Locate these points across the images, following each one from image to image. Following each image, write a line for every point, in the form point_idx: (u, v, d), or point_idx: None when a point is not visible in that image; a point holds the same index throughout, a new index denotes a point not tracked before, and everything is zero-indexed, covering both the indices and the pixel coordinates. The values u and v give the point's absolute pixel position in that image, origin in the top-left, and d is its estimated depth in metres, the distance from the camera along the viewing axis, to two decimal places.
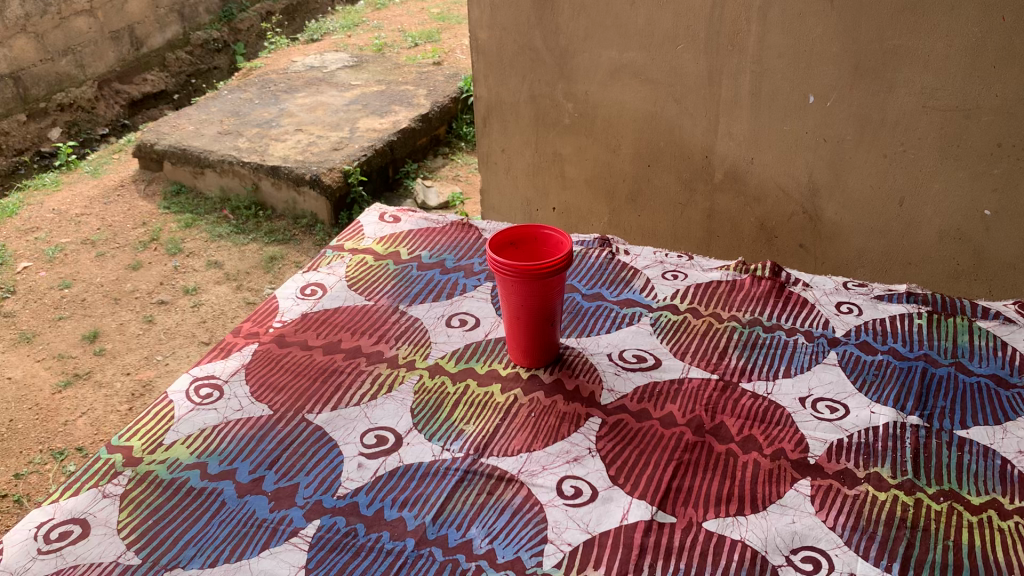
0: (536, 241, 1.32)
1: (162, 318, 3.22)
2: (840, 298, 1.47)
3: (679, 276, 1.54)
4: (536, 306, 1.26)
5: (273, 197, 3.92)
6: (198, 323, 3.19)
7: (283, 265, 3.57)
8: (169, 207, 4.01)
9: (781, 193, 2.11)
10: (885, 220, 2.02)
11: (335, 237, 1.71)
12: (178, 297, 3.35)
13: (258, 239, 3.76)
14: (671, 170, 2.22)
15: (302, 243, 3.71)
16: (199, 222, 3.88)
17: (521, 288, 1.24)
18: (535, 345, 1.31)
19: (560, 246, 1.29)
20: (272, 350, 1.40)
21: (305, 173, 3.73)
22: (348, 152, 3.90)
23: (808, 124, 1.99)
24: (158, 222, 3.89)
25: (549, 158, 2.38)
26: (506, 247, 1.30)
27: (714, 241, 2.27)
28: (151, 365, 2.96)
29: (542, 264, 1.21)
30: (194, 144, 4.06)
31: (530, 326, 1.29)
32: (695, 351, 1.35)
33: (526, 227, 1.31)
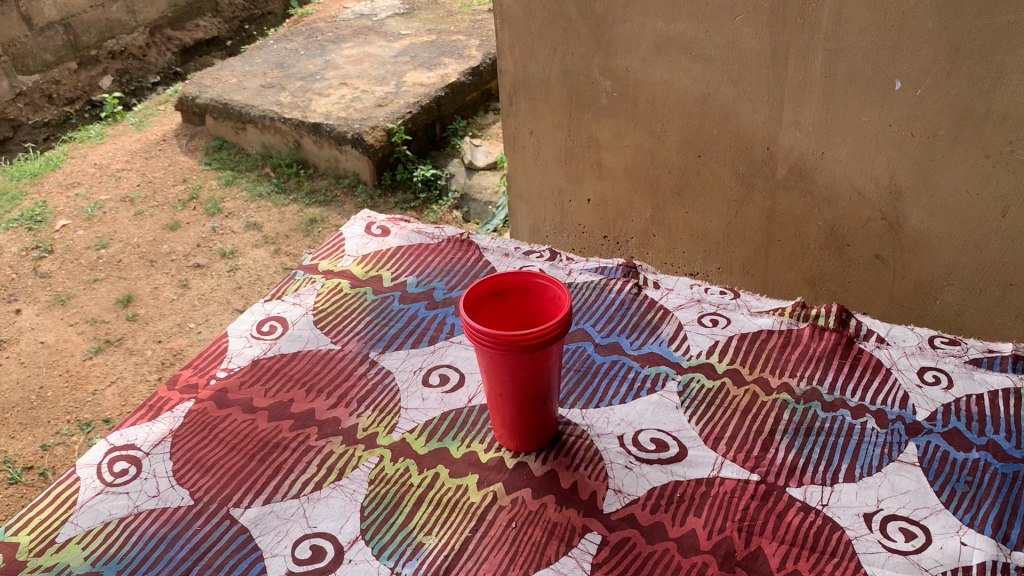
0: (528, 292, 1.02)
1: (198, 283, 3.01)
2: (924, 362, 1.15)
3: (720, 322, 1.24)
4: (524, 382, 0.98)
5: (315, 155, 3.65)
6: (233, 289, 2.98)
7: (323, 228, 3.31)
8: (210, 163, 3.78)
9: (856, 195, 1.77)
10: (982, 232, 1.67)
11: (308, 256, 1.45)
12: (215, 261, 3.13)
13: (298, 199, 3.51)
14: (726, 162, 1.88)
15: (343, 205, 3.46)
16: (240, 179, 3.65)
17: (505, 361, 0.95)
18: (527, 426, 1.02)
19: (557, 301, 1.00)
20: (208, 412, 1.15)
21: (347, 131, 3.45)
22: (392, 108, 3.59)
23: (892, 115, 1.63)
24: (198, 179, 3.67)
25: (584, 142, 2.06)
26: (490, 298, 1.01)
27: (774, 245, 1.94)
28: (183, 333, 2.75)
29: (529, 333, 0.92)
30: (235, 97, 3.82)
31: (517, 405, 1.00)
32: (731, 436, 1.05)
33: (515, 274, 1.02)
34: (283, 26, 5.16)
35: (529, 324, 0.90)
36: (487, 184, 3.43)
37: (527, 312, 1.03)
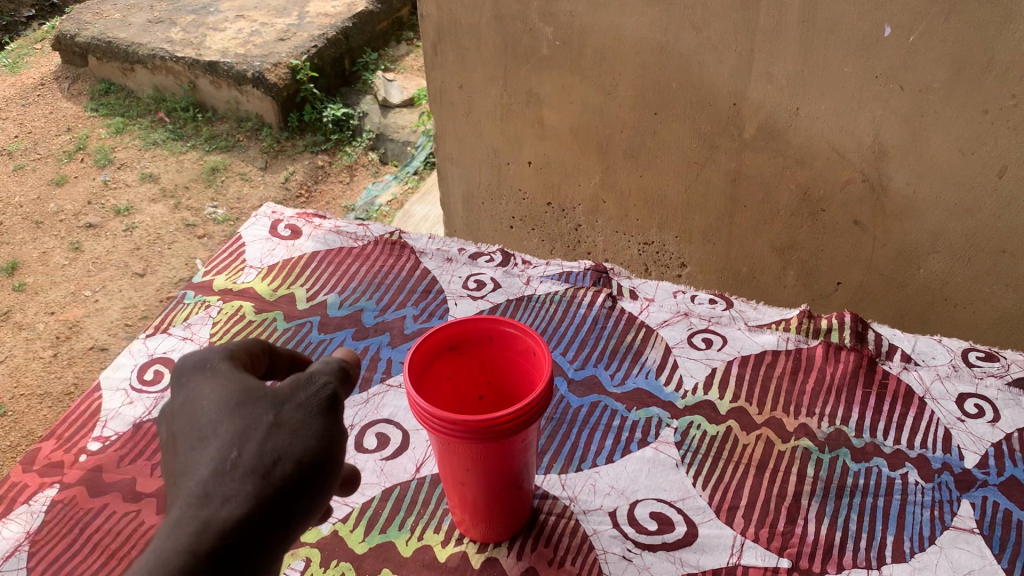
0: (490, 342, 0.78)
1: (91, 245, 2.63)
2: (963, 387, 0.96)
3: (715, 342, 1.02)
4: (494, 470, 0.75)
5: (213, 97, 3.20)
6: (132, 250, 2.61)
7: (226, 177, 2.95)
8: (97, 109, 3.31)
9: (834, 155, 1.53)
10: (974, 195, 1.46)
11: (199, 270, 1.18)
12: (109, 219, 2.74)
13: (198, 146, 3.10)
14: (685, 119, 1.63)
15: (247, 150, 3.07)
16: (132, 126, 3.19)
17: (470, 450, 0.72)
18: (498, 514, 0.80)
19: (532, 357, 0.76)
20: (77, 504, 0.88)
21: (246, 69, 3.03)
22: (296, 42, 3.20)
23: (879, 66, 1.39)
24: (84, 128, 3.21)
25: (522, 98, 1.77)
26: (442, 355, 0.77)
27: (739, 212, 1.71)
28: (79, 303, 2.40)
29: (503, 415, 0.68)
30: (120, 34, 3.32)
31: (483, 495, 0.77)
32: (749, 505, 0.85)
33: (475, 323, 0.77)
34: None
35: (507, 408, 0.67)
36: (404, 124, 3.13)
37: (491, 368, 0.80)
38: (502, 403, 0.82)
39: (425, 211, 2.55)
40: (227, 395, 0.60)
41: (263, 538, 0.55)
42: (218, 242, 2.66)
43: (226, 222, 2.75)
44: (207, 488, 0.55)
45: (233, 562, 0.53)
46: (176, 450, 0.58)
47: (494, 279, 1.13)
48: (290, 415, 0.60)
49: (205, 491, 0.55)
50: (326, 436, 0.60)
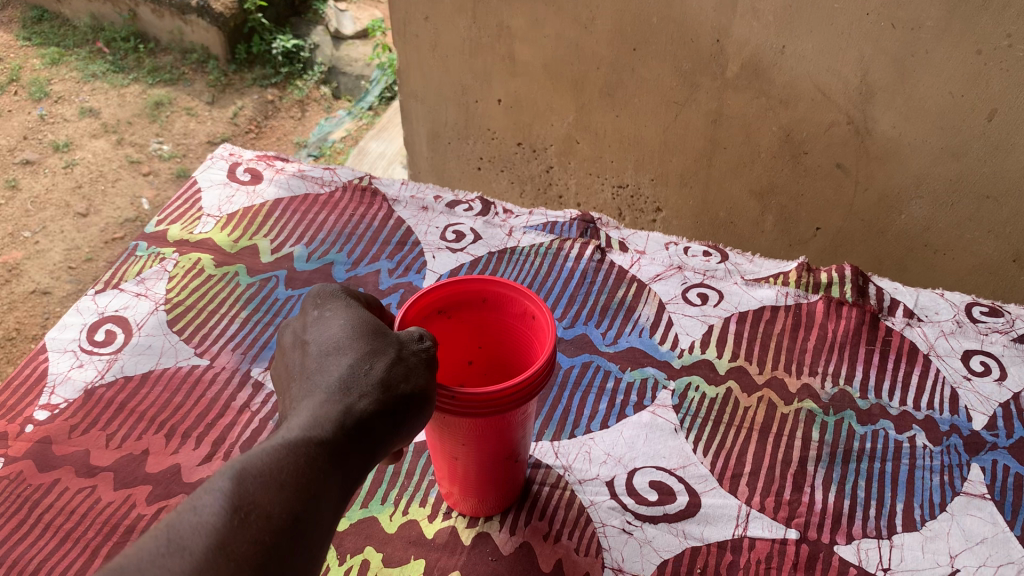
0: (481, 304, 0.72)
1: (29, 183, 2.47)
2: (968, 344, 0.92)
3: (710, 297, 0.98)
4: (492, 445, 0.68)
5: (155, 26, 3.01)
6: (73, 189, 2.46)
7: (172, 111, 2.79)
8: (29, 38, 3.05)
9: (819, 96, 1.47)
10: (961, 139, 1.41)
11: (151, 218, 1.08)
12: (47, 156, 2.57)
13: (141, 79, 2.90)
14: (665, 57, 1.54)
15: (193, 84, 2.90)
16: (68, 57, 2.98)
17: (467, 425, 0.65)
18: (490, 493, 0.74)
19: (532, 323, 0.70)
20: (25, 482, 0.79)
21: None
22: None
23: (870, 3, 1.31)
24: (16, 58, 2.97)
25: (492, 32, 1.67)
26: (430, 319, 0.70)
27: (718, 154, 1.65)
28: (17, 245, 2.26)
29: (507, 386, 0.62)
30: None
31: (477, 470, 0.71)
32: (754, 472, 0.80)
33: (467, 284, 0.70)
34: None
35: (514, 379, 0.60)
36: (357, 57, 3.00)
37: (484, 331, 0.74)
38: (494, 370, 0.77)
39: (381, 148, 2.43)
40: (358, 319, 0.66)
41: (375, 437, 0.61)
42: (165, 181, 2.53)
43: (172, 158, 2.61)
44: (342, 386, 0.62)
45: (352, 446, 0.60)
46: (315, 354, 0.65)
47: (474, 231, 1.07)
48: (411, 353, 0.63)
49: (341, 387, 0.61)
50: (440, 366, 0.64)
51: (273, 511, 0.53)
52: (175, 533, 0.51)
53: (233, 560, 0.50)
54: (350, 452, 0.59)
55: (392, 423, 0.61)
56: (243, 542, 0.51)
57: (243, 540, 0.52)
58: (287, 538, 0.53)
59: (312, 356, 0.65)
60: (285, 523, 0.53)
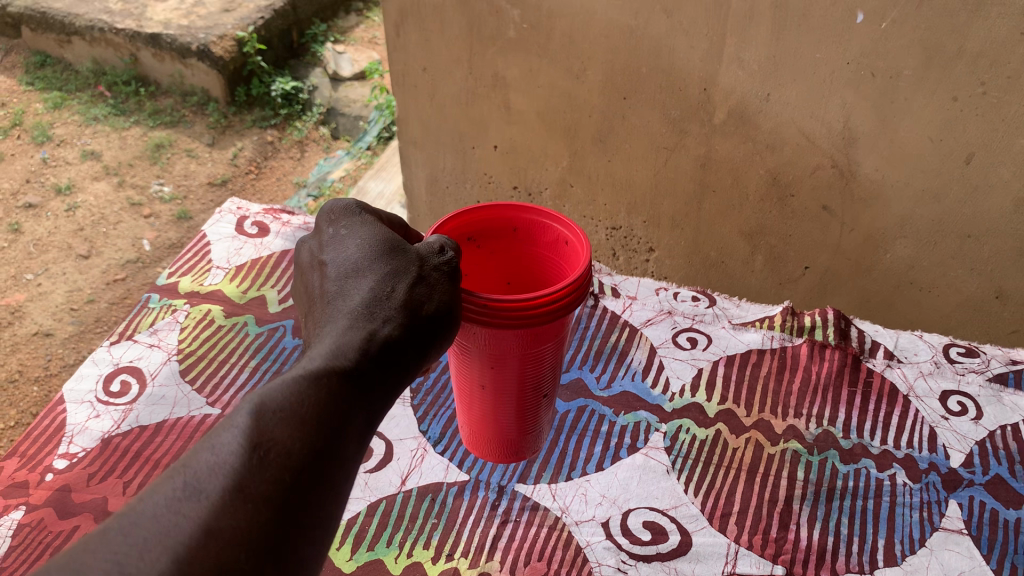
0: (512, 235, 0.90)
1: (32, 226, 2.52)
2: (945, 385, 0.96)
3: (699, 342, 1.02)
4: (516, 370, 0.79)
5: (155, 70, 3.07)
6: (75, 232, 2.50)
7: (172, 153, 2.84)
8: (32, 82, 3.12)
9: (804, 140, 1.52)
10: (942, 181, 1.46)
11: (162, 271, 1.13)
12: (50, 199, 2.62)
13: (141, 122, 2.96)
14: (655, 105, 1.60)
15: (193, 126, 2.96)
16: (70, 101, 3.04)
17: (496, 347, 0.76)
18: (507, 424, 0.85)
19: (557, 242, 0.88)
20: (44, 529, 0.83)
21: (190, 42, 2.92)
22: (242, 14, 3.07)
23: (851, 52, 1.37)
24: (19, 103, 3.03)
25: (488, 82, 1.73)
26: (465, 244, 0.89)
27: (707, 197, 1.69)
28: (20, 287, 2.31)
29: (536, 298, 0.72)
30: (55, 4, 3.14)
31: (500, 396, 0.82)
32: (742, 510, 0.84)
33: (497, 215, 0.89)
34: None
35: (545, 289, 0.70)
36: (356, 97, 3.07)
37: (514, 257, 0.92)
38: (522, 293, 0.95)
39: (379, 188, 2.48)
40: (374, 240, 0.74)
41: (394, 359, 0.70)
42: (165, 222, 2.57)
43: (173, 200, 2.65)
44: (365, 307, 0.71)
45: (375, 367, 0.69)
46: (338, 277, 0.73)
47: None
48: (431, 270, 0.73)
49: (364, 310, 0.70)
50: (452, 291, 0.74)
51: (290, 446, 0.60)
52: (191, 477, 0.57)
53: (250, 501, 0.57)
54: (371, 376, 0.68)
55: (411, 341, 0.71)
56: (261, 482, 0.58)
57: (261, 480, 0.58)
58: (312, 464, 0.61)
59: (335, 278, 0.74)
60: (302, 457, 0.61)
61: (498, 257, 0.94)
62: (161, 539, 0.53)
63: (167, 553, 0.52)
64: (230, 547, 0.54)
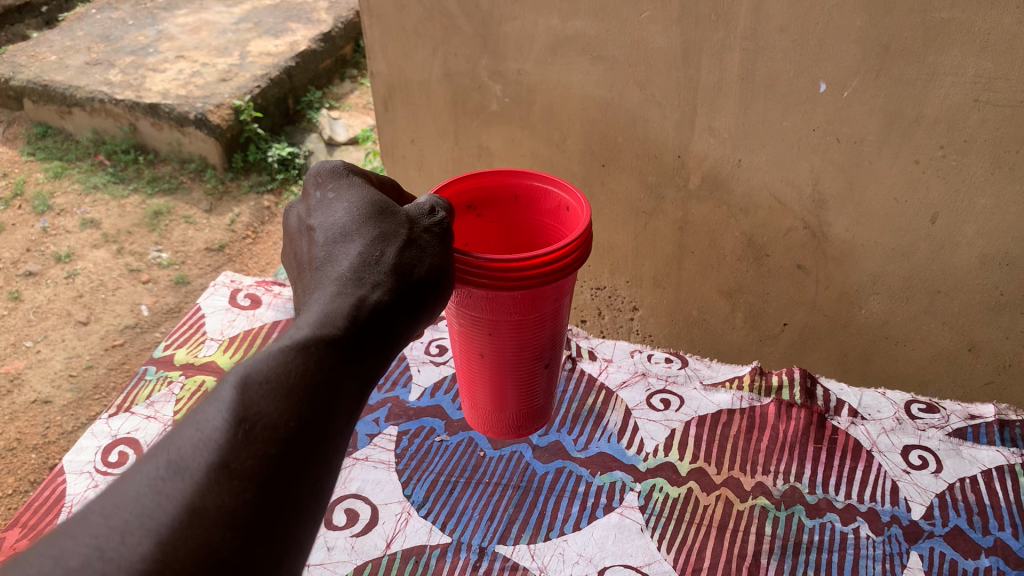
0: (512, 201, 1.00)
1: (31, 293, 2.58)
2: (907, 440, 1.01)
3: (672, 403, 1.08)
4: (512, 339, 0.88)
5: (154, 139, 3.15)
6: (74, 298, 2.56)
7: (170, 220, 2.91)
8: (33, 153, 3.22)
9: (776, 203, 1.53)
10: (909, 240, 1.45)
11: (159, 343, 1.19)
12: (50, 267, 2.68)
13: (140, 189, 3.04)
14: (633, 171, 1.64)
15: (191, 193, 3.03)
16: (70, 171, 3.12)
17: (493, 313, 0.84)
18: (507, 387, 0.94)
19: (555, 206, 0.98)
20: None
21: (188, 111, 2.99)
22: (240, 82, 3.15)
23: (815, 119, 1.37)
24: (20, 173, 3.11)
25: (473, 152, 1.79)
26: (463, 212, 0.98)
27: (687, 258, 1.72)
28: (19, 354, 2.36)
29: (528, 266, 0.79)
30: (57, 77, 3.22)
31: (499, 363, 0.91)
32: (712, 565, 0.88)
33: (494, 183, 0.98)
34: None
35: (530, 255, 0.78)
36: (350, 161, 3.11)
37: (510, 221, 1.02)
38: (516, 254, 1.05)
39: None
40: (363, 204, 0.78)
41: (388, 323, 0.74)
42: (163, 288, 2.62)
43: (171, 265, 2.71)
44: (356, 271, 0.74)
45: (367, 330, 0.72)
46: (328, 241, 0.77)
47: None
48: (423, 232, 0.78)
49: (354, 274, 0.74)
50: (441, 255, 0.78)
51: (278, 419, 0.62)
52: (176, 455, 0.59)
53: (236, 478, 0.59)
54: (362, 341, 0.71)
55: (403, 304, 0.75)
56: (248, 458, 0.60)
57: (246, 456, 0.60)
58: (302, 431, 0.63)
59: (326, 243, 0.77)
60: (290, 427, 0.62)
61: (500, 225, 1.03)
62: (143, 521, 0.55)
63: (150, 538, 0.54)
64: (217, 527, 0.56)
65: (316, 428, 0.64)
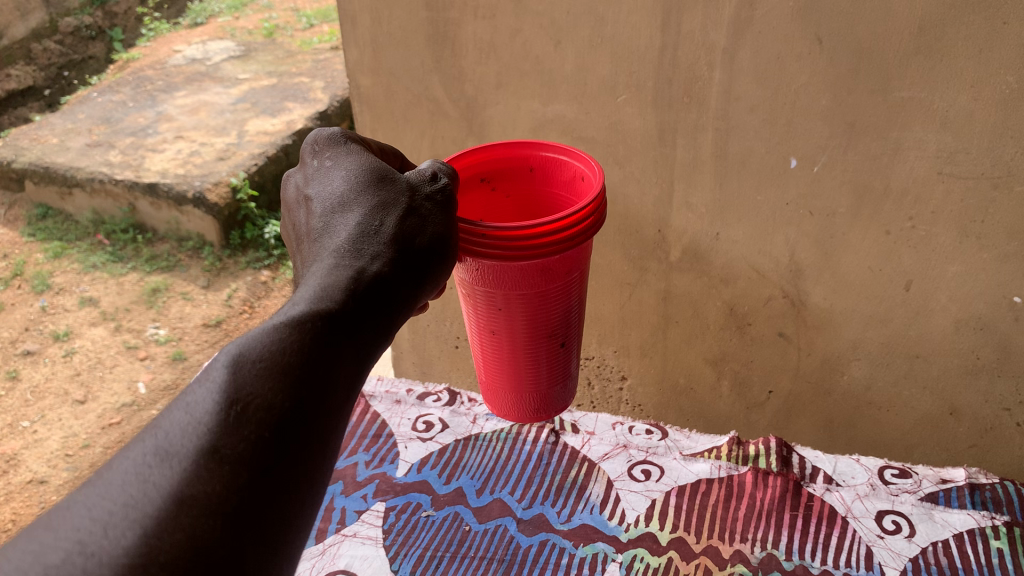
0: (529, 173, 1.07)
1: (29, 373, 2.61)
2: (880, 505, 1.04)
3: (653, 473, 1.11)
4: (523, 313, 0.98)
5: (153, 218, 3.21)
6: (71, 377, 2.59)
7: (167, 297, 2.95)
8: (34, 234, 3.29)
9: (754, 274, 1.54)
10: (885, 306, 1.45)
11: None
12: (47, 346, 2.72)
13: (138, 267, 3.09)
14: (616, 246, 1.65)
15: (189, 270, 3.08)
16: (70, 250, 3.19)
17: (502, 285, 0.95)
18: (519, 364, 1.05)
19: (569, 177, 1.04)
20: None
21: (186, 190, 3.07)
22: (237, 161, 3.23)
23: (788, 193, 1.39)
24: (20, 254, 3.18)
25: None
26: (476, 183, 1.05)
27: (672, 327, 1.71)
28: (15, 435, 2.38)
29: (529, 238, 0.88)
30: (58, 159, 3.31)
31: (510, 340, 1.02)
32: None
33: (507, 155, 1.05)
34: (108, 72, 4.41)
35: (527, 224, 0.87)
36: None
37: (522, 192, 1.09)
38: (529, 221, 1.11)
39: None
40: (362, 174, 0.84)
41: (386, 293, 0.81)
42: (160, 364, 2.64)
43: (168, 342, 2.74)
44: (355, 242, 0.81)
45: (364, 301, 0.79)
46: (329, 211, 0.84)
47: (442, 419, 1.25)
48: (424, 201, 0.84)
49: (354, 246, 0.81)
50: (439, 225, 0.85)
51: (270, 403, 0.68)
52: (166, 439, 0.66)
53: (223, 463, 0.65)
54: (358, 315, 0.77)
55: (402, 274, 0.82)
56: (238, 441, 0.66)
57: (236, 440, 0.66)
58: (294, 408, 0.69)
59: (327, 212, 0.84)
60: (283, 408, 0.69)
61: (517, 199, 1.10)
62: (129, 512, 0.62)
63: (133, 530, 0.61)
64: (203, 515, 0.63)
65: (310, 404, 0.70)
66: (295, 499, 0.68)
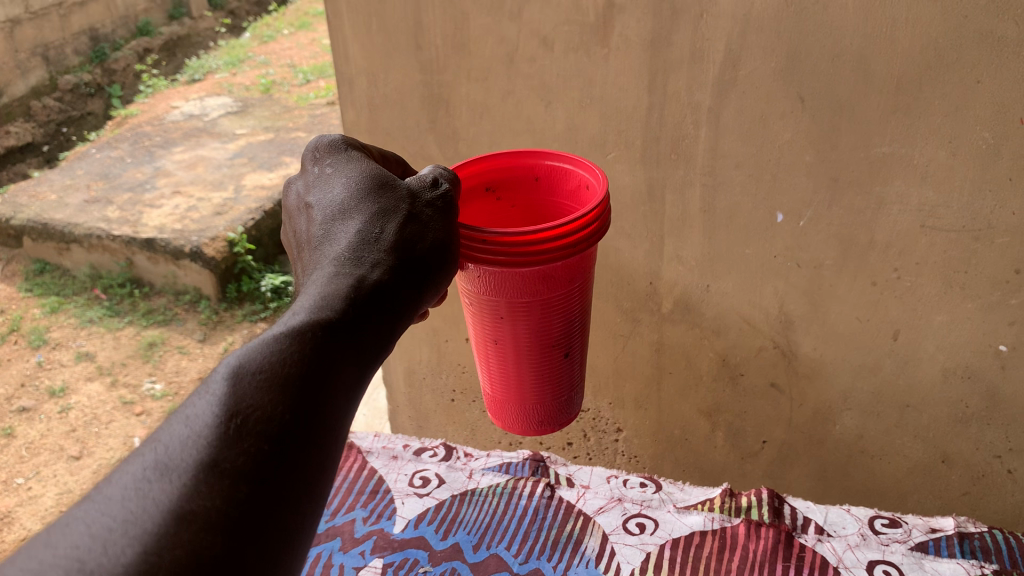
0: (536, 182, 1.08)
1: (24, 429, 2.62)
2: (871, 555, 1.06)
3: (647, 526, 1.12)
4: (525, 320, 1.01)
5: (150, 272, 3.24)
6: (67, 433, 2.59)
7: (163, 351, 2.97)
8: (31, 289, 3.31)
9: (745, 325, 1.56)
10: (874, 356, 1.47)
11: None
12: (43, 402, 2.73)
13: (135, 321, 3.11)
14: (609, 297, 1.68)
15: (185, 323, 3.10)
16: (67, 306, 3.21)
17: (505, 294, 0.98)
18: (521, 372, 1.08)
19: (574, 187, 1.05)
20: None
21: (184, 245, 3.10)
22: (234, 215, 3.27)
23: (775, 246, 1.43)
24: (17, 309, 3.20)
25: None
26: (482, 192, 1.07)
27: (665, 378, 1.73)
28: (9, 492, 2.38)
29: (531, 248, 0.90)
30: (56, 215, 3.35)
31: (513, 347, 1.05)
32: None
33: (511, 165, 1.06)
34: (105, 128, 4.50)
35: (527, 231, 0.89)
36: None
37: (525, 200, 1.10)
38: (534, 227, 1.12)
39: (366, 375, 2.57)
40: (362, 181, 0.86)
41: (389, 300, 0.82)
42: (156, 419, 2.65)
43: (164, 396, 2.75)
44: (356, 249, 0.83)
45: (367, 308, 0.80)
46: (330, 219, 0.85)
47: (438, 474, 1.27)
48: (425, 206, 0.86)
49: (355, 253, 0.82)
50: (440, 231, 0.86)
51: (269, 414, 0.70)
52: (167, 454, 0.68)
53: (225, 477, 0.67)
54: (360, 322, 0.79)
55: (403, 280, 0.83)
56: (237, 455, 0.68)
57: (236, 454, 0.68)
58: (292, 419, 0.71)
59: (328, 219, 0.86)
60: (282, 419, 0.70)
61: (522, 208, 1.11)
62: (130, 529, 0.64)
63: (132, 547, 0.63)
64: (202, 531, 0.64)
65: (309, 414, 0.72)
66: (297, 507, 0.70)
